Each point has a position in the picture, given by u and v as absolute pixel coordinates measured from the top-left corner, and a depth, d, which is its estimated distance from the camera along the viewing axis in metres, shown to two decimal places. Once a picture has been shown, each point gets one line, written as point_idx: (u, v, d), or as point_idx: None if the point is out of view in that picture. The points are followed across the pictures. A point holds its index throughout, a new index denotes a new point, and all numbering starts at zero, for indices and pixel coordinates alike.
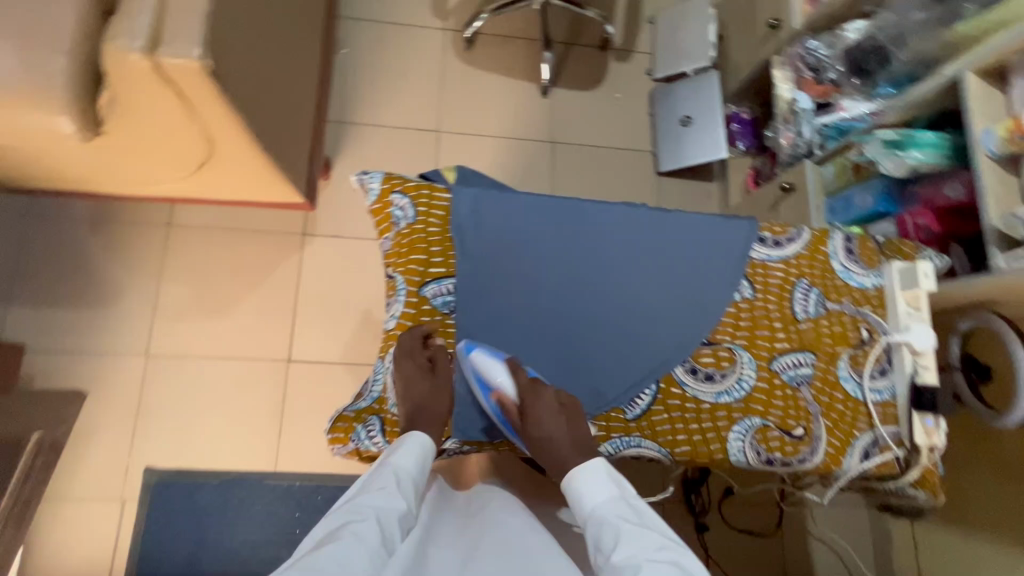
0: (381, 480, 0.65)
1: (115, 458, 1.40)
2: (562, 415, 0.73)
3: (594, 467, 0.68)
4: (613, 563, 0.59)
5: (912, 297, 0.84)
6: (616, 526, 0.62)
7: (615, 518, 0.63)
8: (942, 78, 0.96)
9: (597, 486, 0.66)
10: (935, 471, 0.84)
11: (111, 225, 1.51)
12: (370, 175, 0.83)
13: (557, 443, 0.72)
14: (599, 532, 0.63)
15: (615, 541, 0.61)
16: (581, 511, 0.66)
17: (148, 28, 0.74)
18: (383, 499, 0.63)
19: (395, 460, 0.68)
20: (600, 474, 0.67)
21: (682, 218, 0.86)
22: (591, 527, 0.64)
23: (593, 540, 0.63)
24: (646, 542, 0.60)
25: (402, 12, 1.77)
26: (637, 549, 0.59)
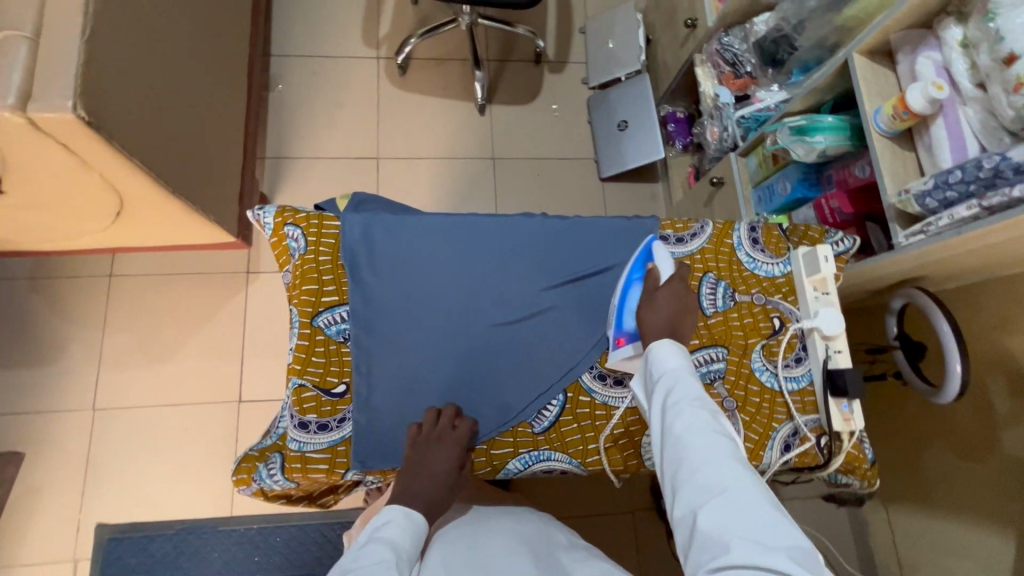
0: (376, 553, 0.58)
1: (65, 518, 1.37)
2: (685, 306, 0.72)
3: (680, 343, 0.66)
4: (679, 410, 0.59)
5: (820, 282, 0.82)
6: (691, 386, 0.61)
7: (690, 379, 0.61)
8: (836, 62, 0.96)
9: (678, 352, 0.64)
10: (862, 457, 0.82)
11: (50, 280, 1.50)
12: (264, 210, 0.82)
13: (664, 315, 0.70)
14: (671, 384, 0.61)
15: (686, 396, 0.60)
16: (654, 365, 0.64)
17: (18, 85, 0.73)
18: (377, 572, 0.55)
19: (388, 532, 0.61)
20: (682, 346, 0.65)
21: (583, 222, 0.85)
22: (663, 380, 0.62)
23: (660, 390, 0.62)
24: (711, 407, 0.59)
25: (334, 45, 1.79)
26: (703, 410, 0.59)
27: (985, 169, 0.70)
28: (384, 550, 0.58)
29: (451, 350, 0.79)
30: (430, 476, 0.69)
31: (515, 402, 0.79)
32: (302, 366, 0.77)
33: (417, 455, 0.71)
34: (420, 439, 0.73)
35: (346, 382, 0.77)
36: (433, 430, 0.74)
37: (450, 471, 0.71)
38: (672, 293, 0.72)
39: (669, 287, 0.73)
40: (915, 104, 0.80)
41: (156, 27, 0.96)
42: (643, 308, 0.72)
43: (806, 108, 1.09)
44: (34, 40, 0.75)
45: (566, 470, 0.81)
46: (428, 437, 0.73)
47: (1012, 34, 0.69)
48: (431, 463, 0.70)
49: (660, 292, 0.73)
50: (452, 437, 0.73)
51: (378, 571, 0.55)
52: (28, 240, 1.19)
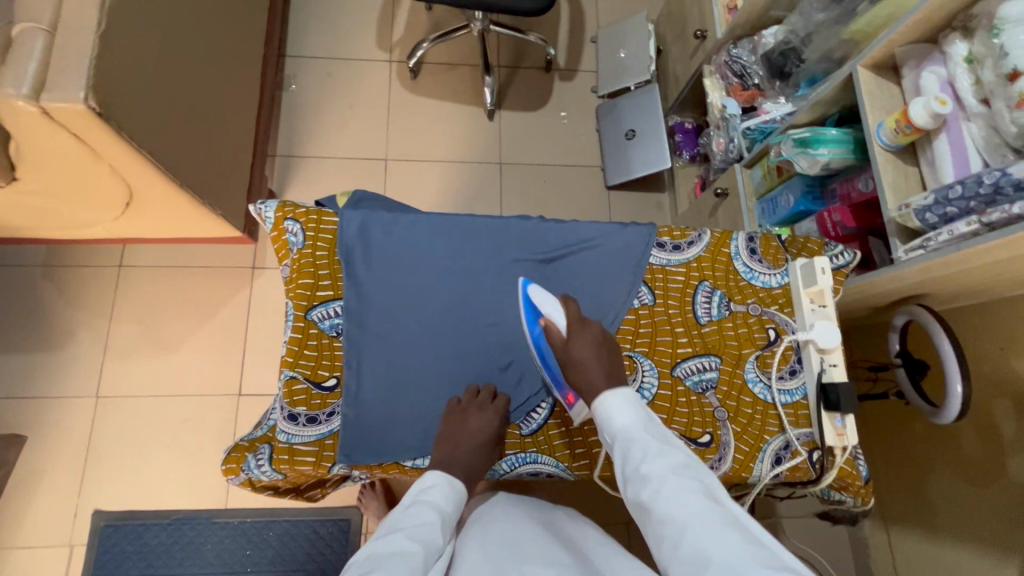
0: (425, 513, 0.66)
1: (64, 502, 1.39)
2: (602, 346, 0.70)
3: (625, 394, 0.65)
4: (641, 473, 0.59)
5: (817, 294, 0.81)
6: (646, 443, 0.61)
7: (644, 436, 0.61)
8: (840, 76, 0.96)
9: (626, 406, 0.64)
10: (855, 473, 0.81)
11: (62, 269, 1.53)
12: (266, 204, 0.83)
13: (592, 367, 0.68)
14: (627, 448, 0.61)
15: (645, 454, 0.60)
16: (607, 429, 0.64)
17: (33, 76, 0.77)
18: (425, 532, 0.63)
19: (437, 495, 0.69)
20: (627, 397, 0.64)
21: (578, 227, 0.85)
22: (619, 443, 0.62)
23: (618, 453, 0.62)
24: (673, 458, 0.59)
25: (348, 47, 1.82)
26: (665, 465, 0.58)
27: (985, 185, 0.70)
28: (431, 514, 0.65)
29: (440, 350, 0.80)
30: (466, 445, 0.72)
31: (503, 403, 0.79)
32: (294, 359, 0.78)
33: (453, 427, 0.73)
34: (457, 412, 0.75)
35: (336, 376, 0.78)
36: (469, 403, 0.76)
37: (487, 441, 0.74)
38: (585, 343, 0.70)
39: (578, 337, 0.71)
40: (917, 119, 0.79)
41: (170, 24, 0.98)
42: (570, 373, 0.69)
43: (811, 121, 1.08)
44: (52, 34, 0.79)
45: (553, 474, 0.80)
46: (467, 409, 0.75)
47: (1017, 50, 0.68)
48: (476, 428, 0.73)
49: (574, 349, 0.69)
50: (492, 408, 0.76)
51: (422, 531, 0.63)
52: (41, 228, 1.22)
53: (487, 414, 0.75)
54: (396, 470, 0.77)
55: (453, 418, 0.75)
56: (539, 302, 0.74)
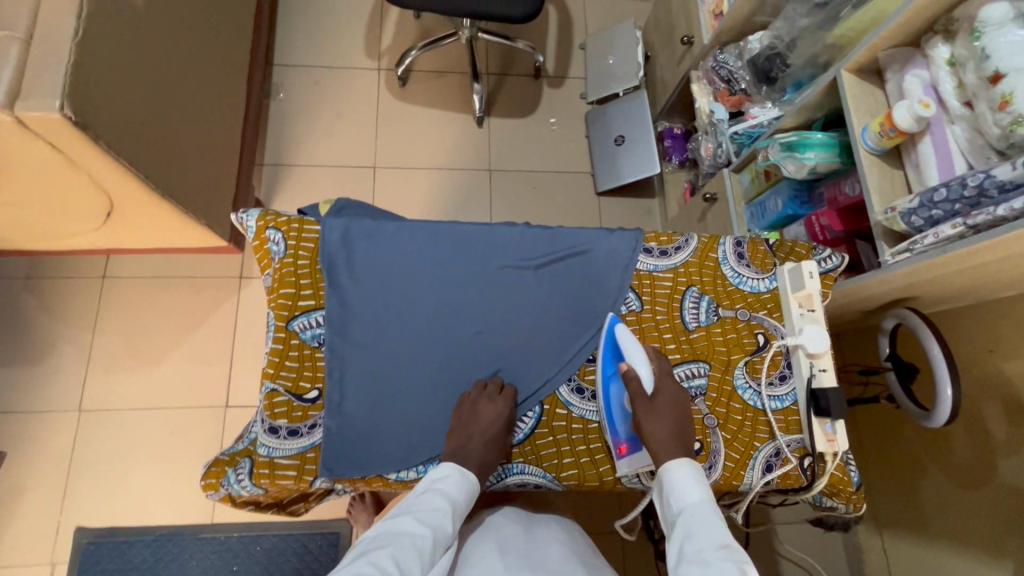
0: (431, 504, 0.64)
1: (44, 520, 1.35)
2: (681, 409, 0.72)
3: (696, 474, 0.65)
4: (699, 556, 0.57)
5: (805, 299, 0.81)
6: (714, 530, 0.59)
7: (714, 523, 0.60)
8: (824, 80, 0.96)
9: (701, 489, 0.64)
10: (848, 480, 0.80)
11: (44, 280, 1.51)
12: (247, 213, 0.82)
13: (668, 429, 0.69)
14: (694, 529, 0.60)
15: (711, 541, 0.58)
16: (674, 506, 0.64)
17: (8, 83, 0.75)
18: (435, 520, 0.63)
19: (451, 486, 0.67)
20: (703, 481, 0.65)
21: (566, 233, 0.84)
22: (685, 521, 0.61)
23: (682, 532, 0.61)
24: (737, 551, 0.57)
25: (336, 55, 1.81)
26: (727, 555, 0.56)
27: (969, 188, 0.70)
28: (441, 503, 0.64)
29: (425, 359, 0.78)
30: (479, 435, 0.71)
31: None
32: (274, 370, 0.76)
33: (464, 418, 0.73)
34: (469, 404, 0.75)
35: (318, 387, 0.76)
36: (481, 394, 0.76)
37: (500, 433, 0.73)
38: (666, 401, 0.72)
39: (662, 395, 0.72)
40: (901, 122, 0.79)
41: (150, 33, 0.97)
42: (643, 423, 0.70)
43: (797, 126, 1.09)
44: (28, 42, 0.77)
45: (541, 484, 0.79)
46: (478, 400, 0.75)
47: (998, 53, 0.68)
48: (488, 419, 0.72)
49: (656, 404, 0.71)
50: (501, 398, 0.75)
51: (432, 520, 0.62)
52: (21, 239, 1.20)
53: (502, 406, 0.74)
54: (379, 483, 0.76)
55: (467, 408, 0.74)
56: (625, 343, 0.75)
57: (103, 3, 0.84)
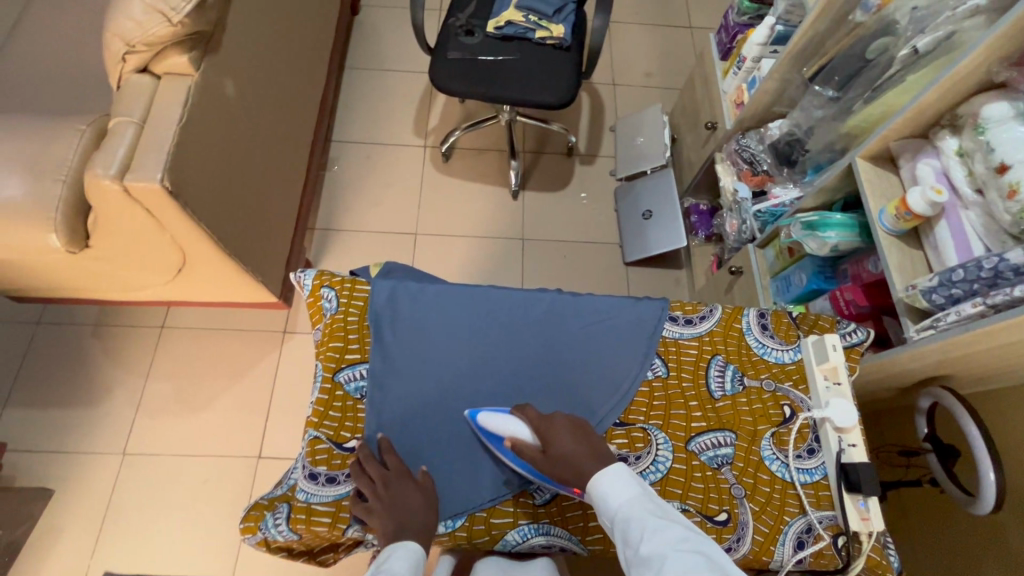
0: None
1: (77, 561, 1.39)
2: (576, 430, 0.74)
3: (618, 471, 0.67)
4: (640, 554, 0.58)
5: (830, 371, 0.82)
6: (641, 521, 0.61)
7: (641, 512, 0.62)
8: (841, 165, 1.03)
9: (619, 485, 0.65)
10: (888, 564, 0.76)
11: (111, 327, 1.63)
12: (305, 273, 0.92)
13: (580, 458, 0.70)
14: (626, 529, 0.61)
15: (642, 533, 0.60)
16: (606, 512, 0.65)
17: (121, 160, 0.90)
18: None
19: (393, 565, 0.67)
20: (621, 475, 0.66)
21: (594, 301, 0.90)
22: (618, 524, 0.63)
23: (620, 536, 0.62)
24: (669, 535, 0.59)
25: (388, 133, 2.01)
26: (663, 543, 0.58)
27: (986, 269, 0.73)
28: None
29: (456, 415, 0.83)
30: (407, 515, 0.72)
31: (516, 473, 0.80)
32: (319, 419, 0.81)
33: (389, 518, 0.71)
34: (377, 505, 0.72)
35: (358, 437, 0.81)
36: (377, 486, 0.74)
37: (417, 504, 0.74)
38: (561, 438, 0.72)
39: (551, 438, 0.73)
40: (916, 206, 0.83)
41: (236, 118, 1.13)
42: (562, 474, 0.70)
43: (817, 206, 1.14)
44: (140, 125, 0.93)
45: (566, 548, 0.79)
46: (379, 496, 0.73)
47: (1002, 147, 0.74)
48: (398, 506, 0.72)
49: (553, 450, 0.72)
50: (393, 478, 0.74)
51: None
52: (100, 290, 1.33)
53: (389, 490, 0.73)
54: None
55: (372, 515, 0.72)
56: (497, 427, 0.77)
57: (204, 95, 1.00)
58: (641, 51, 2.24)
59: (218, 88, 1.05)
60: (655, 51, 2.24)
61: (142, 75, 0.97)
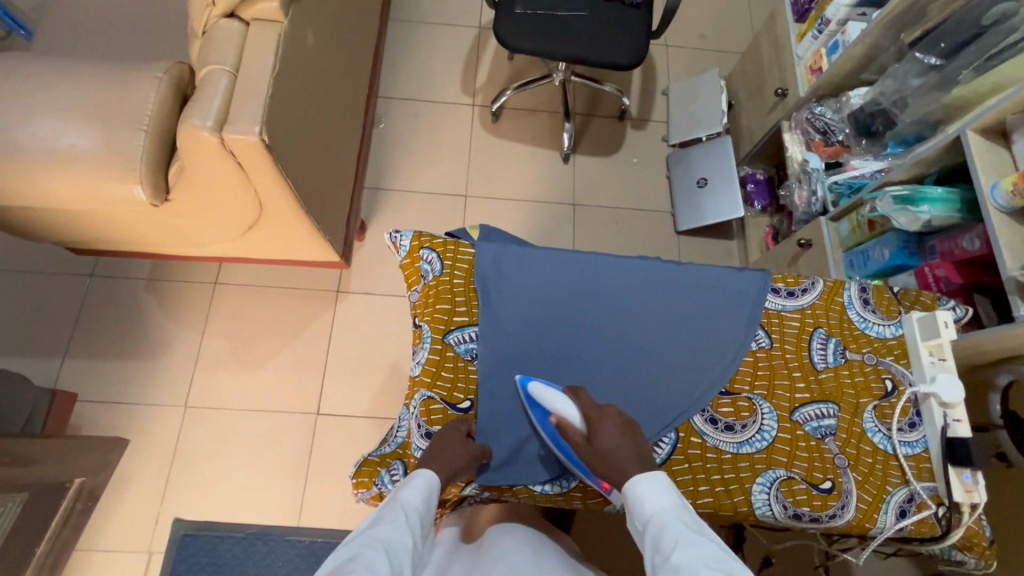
0: (391, 515, 0.62)
1: (147, 508, 1.43)
2: (625, 432, 0.71)
3: (659, 476, 0.64)
4: (670, 562, 0.54)
5: (936, 347, 0.83)
6: (677, 530, 0.57)
7: (678, 523, 0.58)
8: (947, 137, 1.00)
9: (660, 492, 0.62)
10: (980, 532, 0.80)
11: (164, 282, 1.63)
12: (402, 234, 0.91)
13: (623, 455, 0.68)
14: (658, 536, 0.58)
15: (676, 542, 0.56)
16: (639, 516, 0.62)
17: (217, 111, 0.87)
18: (393, 534, 0.59)
19: (405, 494, 0.66)
20: (663, 483, 0.63)
21: (695, 269, 0.89)
22: (651, 530, 0.59)
23: (651, 542, 0.58)
24: (704, 549, 0.54)
25: (435, 91, 1.95)
26: (696, 555, 0.54)
27: None
28: (397, 513, 0.62)
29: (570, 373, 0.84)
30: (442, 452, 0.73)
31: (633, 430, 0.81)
32: (431, 379, 0.83)
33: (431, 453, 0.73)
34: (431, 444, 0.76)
35: (471, 398, 0.83)
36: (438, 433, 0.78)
37: (454, 441, 0.75)
38: (607, 433, 0.70)
39: (599, 430, 0.71)
40: None
41: (314, 69, 1.09)
42: (601, 467, 0.69)
43: (908, 178, 1.11)
44: (234, 74, 0.89)
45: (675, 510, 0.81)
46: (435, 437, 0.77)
47: None
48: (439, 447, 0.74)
49: (597, 441, 0.70)
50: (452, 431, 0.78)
51: (387, 534, 0.59)
52: (165, 245, 1.32)
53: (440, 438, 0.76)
54: (525, 494, 0.81)
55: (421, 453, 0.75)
56: (545, 401, 0.75)
57: (291, 44, 0.96)
58: (696, 11, 2.15)
59: (300, 37, 1.01)
60: (711, 11, 2.15)
61: (230, 21, 0.93)
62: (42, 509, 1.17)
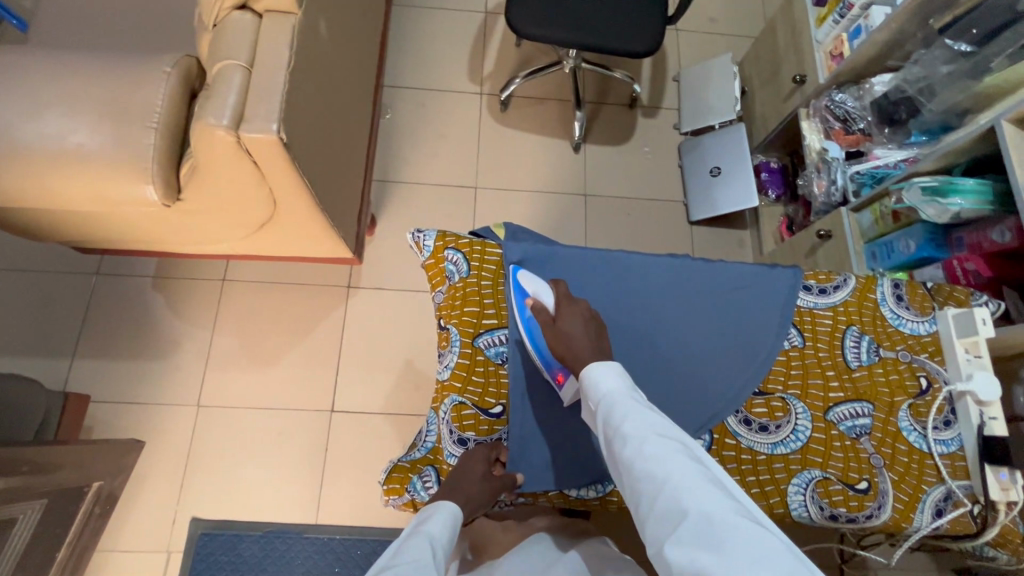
0: (419, 549, 0.60)
1: (163, 508, 1.42)
2: (589, 321, 0.74)
3: (612, 362, 0.67)
4: (622, 434, 0.59)
5: (972, 345, 0.82)
6: (628, 406, 0.61)
7: (627, 399, 0.62)
8: (980, 127, 0.97)
9: (611, 374, 0.66)
10: (1015, 529, 0.79)
11: (171, 280, 1.60)
12: (425, 233, 0.89)
13: (581, 338, 0.71)
14: (610, 412, 0.62)
15: (627, 416, 0.60)
16: (592, 397, 0.65)
17: (233, 108, 0.83)
18: (421, 567, 0.57)
19: (431, 527, 0.65)
20: (614, 367, 0.66)
21: (725, 266, 0.88)
22: (603, 407, 0.63)
23: (602, 418, 0.62)
24: (654, 420, 0.59)
25: (442, 79, 1.90)
26: (647, 426, 0.59)
27: None
28: (424, 546, 0.60)
29: None
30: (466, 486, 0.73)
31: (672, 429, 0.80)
32: (462, 385, 0.82)
33: (456, 480, 0.74)
34: (458, 469, 0.76)
35: (502, 403, 0.82)
36: (468, 456, 0.78)
37: (479, 472, 0.76)
38: (572, 317, 0.74)
39: (565, 313, 0.74)
40: None
41: (326, 62, 1.05)
42: (558, 346, 0.72)
43: (935, 169, 1.09)
44: (248, 69, 0.86)
45: None
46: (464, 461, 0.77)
47: None
48: (466, 479, 0.74)
49: (563, 322, 0.73)
50: (482, 460, 0.77)
51: (416, 565, 0.57)
52: (174, 243, 1.29)
53: (470, 466, 0.76)
54: (560, 498, 0.82)
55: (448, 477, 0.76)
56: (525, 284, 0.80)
57: (304, 37, 0.92)
58: None
59: (314, 29, 0.97)
60: None
61: (242, 13, 0.89)
62: (61, 513, 1.16)
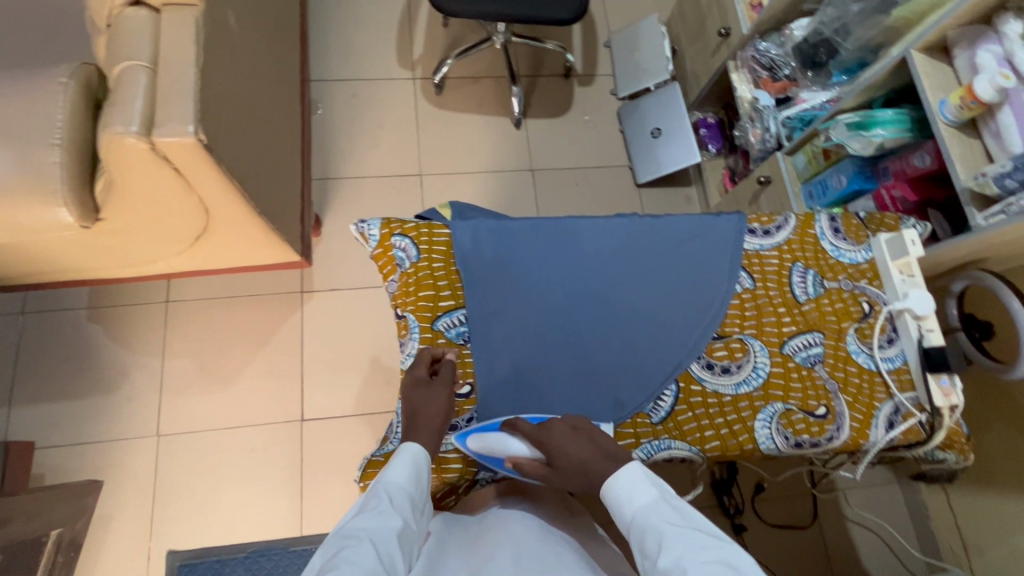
0: (377, 500, 0.61)
1: (136, 545, 1.36)
2: (574, 431, 0.69)
3: (636, 472, 0.63)
4: (659, 568, 0.55)
5: (905, 265, 0.87)
6: (661, 528, 0.58)
7: (659, 520, 0.59)
8: (892, 58, 1.02)
9: (639, 488, 0.62)
10: (959, 430, 0.86)
11: (109, 309, 1.51)
12: (369, 223, 0.86)
13: (585, 464, 0.67)
14: (643, 539, 0.58)
15: (661, 543, 0.56)
16: (623, 517, 0.62)
17: (142, 113, 0.78)
18: (378, 520, 0.58)
19: (391, 472, 0.64)
20: (640, 478, 0.63)
21: (672, 221, 0.89)
22: (635, 532, 0.59)
23: (636, 545, 0.59)
24: (691, 545, 0.55)
25: (371, 67, 1.84)
26: (685, 553, 0.55)
27: None
28: (381, 496, 0.61)
29: (571, 336, 0.83)
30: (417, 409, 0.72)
31: (640, 384, 0.82)
32: None
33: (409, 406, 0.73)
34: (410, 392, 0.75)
35: (469, 383, 0.81)
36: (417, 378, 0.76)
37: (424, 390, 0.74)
38: (556, 448, 0.69)
39: (551, 450, 0.69)
40: (983, 93, 0.85)
41: (240, 55, 0.99)
42: (574, 477, 0.68)
43: (857, 105, 1.14)
44: (153, 70, 0.80)
45: (685, 458, 0.82)
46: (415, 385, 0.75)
47: None
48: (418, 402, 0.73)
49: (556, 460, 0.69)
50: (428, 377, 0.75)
51: (372, 522, 0.58)
52: (103, 269, 1.21)
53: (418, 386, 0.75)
54: None
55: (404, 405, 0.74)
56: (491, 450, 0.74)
57: (210, 28, 0.87)
58: None
59: (220, 21, 0.91)
60: None
61: (137, 10, 0.82)
62: None
